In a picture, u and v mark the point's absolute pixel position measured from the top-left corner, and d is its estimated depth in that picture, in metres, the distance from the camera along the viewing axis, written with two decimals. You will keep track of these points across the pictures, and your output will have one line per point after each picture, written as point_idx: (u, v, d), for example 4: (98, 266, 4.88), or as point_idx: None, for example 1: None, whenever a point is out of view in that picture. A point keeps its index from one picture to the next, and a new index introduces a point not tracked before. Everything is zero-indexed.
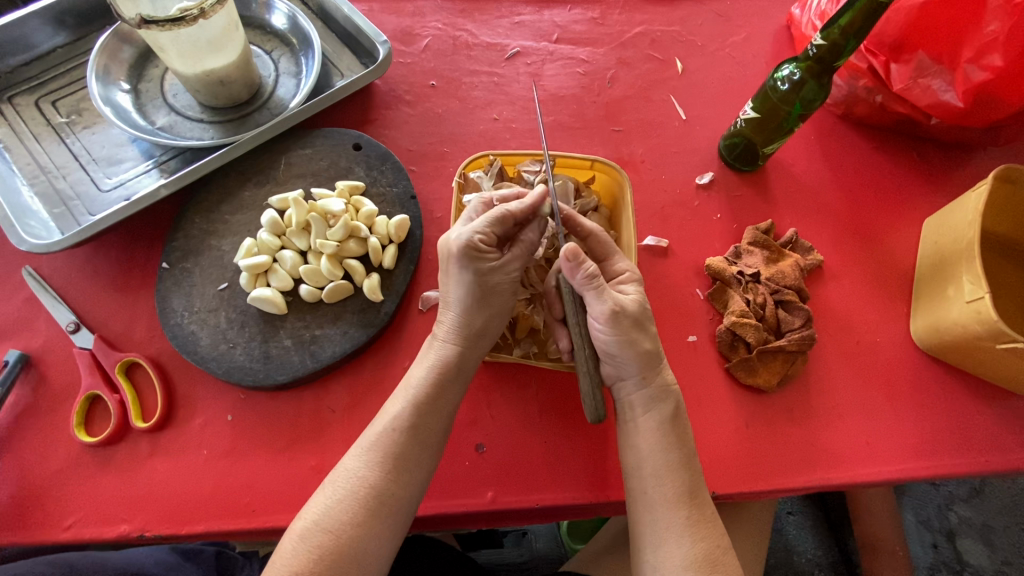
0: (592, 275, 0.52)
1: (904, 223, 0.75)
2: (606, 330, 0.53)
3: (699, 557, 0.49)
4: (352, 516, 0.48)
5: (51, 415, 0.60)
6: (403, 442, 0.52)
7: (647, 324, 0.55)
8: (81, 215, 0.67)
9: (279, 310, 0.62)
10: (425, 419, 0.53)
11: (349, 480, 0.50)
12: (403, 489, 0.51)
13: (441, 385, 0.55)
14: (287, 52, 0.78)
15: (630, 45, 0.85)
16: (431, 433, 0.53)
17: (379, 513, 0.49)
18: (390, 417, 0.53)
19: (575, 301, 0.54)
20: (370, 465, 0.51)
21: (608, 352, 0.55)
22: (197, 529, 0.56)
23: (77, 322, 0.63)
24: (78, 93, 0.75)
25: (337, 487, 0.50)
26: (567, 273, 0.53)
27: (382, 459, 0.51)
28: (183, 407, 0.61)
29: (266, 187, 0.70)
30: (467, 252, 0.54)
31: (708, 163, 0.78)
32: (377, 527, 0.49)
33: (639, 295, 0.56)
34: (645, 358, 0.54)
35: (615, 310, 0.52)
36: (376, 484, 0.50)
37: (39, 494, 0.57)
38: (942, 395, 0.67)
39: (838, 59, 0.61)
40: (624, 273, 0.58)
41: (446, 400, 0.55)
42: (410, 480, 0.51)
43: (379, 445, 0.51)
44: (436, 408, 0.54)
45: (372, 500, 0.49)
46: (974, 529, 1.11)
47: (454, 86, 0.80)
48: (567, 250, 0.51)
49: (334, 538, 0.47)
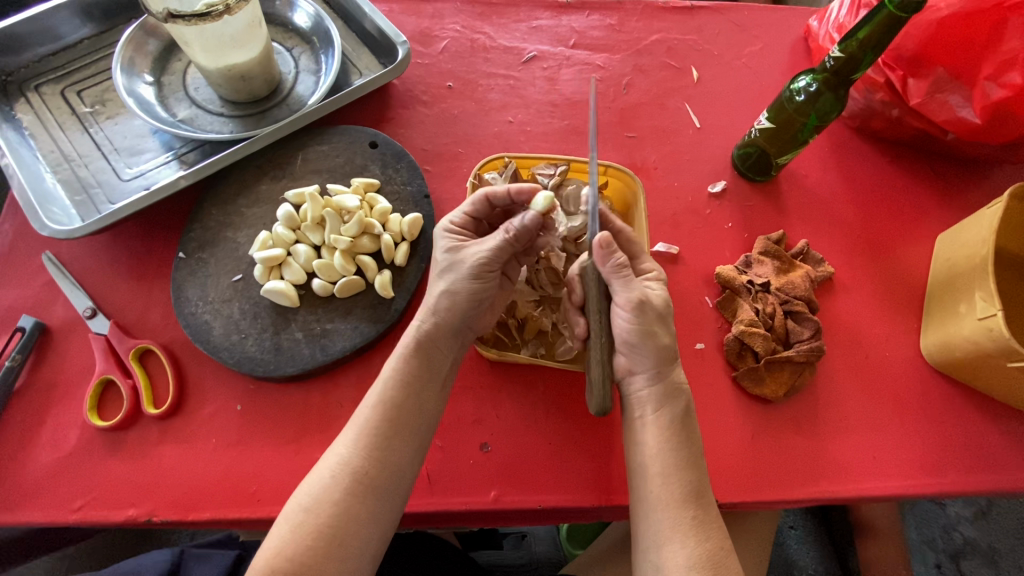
0: (621, 266, 0.54)
1: (916, 238, 0.75)
2: (629, 320, 0.54)
3: (702, 558, 0.49)
4: (334, 497, 0.49)
5: (64, 398, 0.61)
6: (383, 421, 0.52)
7: (669, 322, 0.57)
8: (102, 203, 0.68)
9: (291, 303, 0.63)
10: (404, 398, 0.54)
11: (331, 462, 0.51)
12: (386, 470, 0.51)
13: (415, 368, 0.55)
14: (306, 50, 0.79)
15: (646, 52, 0.85)
16: (408, 414, 0.53)
17: (358, 492, 0.49)
18: (370, 398, 0.54)
19: (601, 288, 0.55)
20: (353, 444, 0.51)
21: (626, 343, 0.56)
22: (202, 516, 0.57)
23: (94, 308, 0.64)
24: (103, 84, 0.76)
25: (321, 469, 0.51)
26: (596, 260, 0.54)
27: (366, 439, 0.51)
28: (193, 395, 0.62)
29: (283, 182, 0.71)
30: (441, 230, 0.59)
31: (720, 172, 0.78)
32: (358, 508, 0.49)
33: (664, 292, 0.57)
34: (662, 352, 0.55)
35: (640, 300, 0.53)
36: (355, 463, 0.50)
37: (50, 476, 0.58)
38: (951, 413, 0.66)
39: (855, 73, 0.61)
40: (650, 271, 0.59)
41: (422, 383, 0.55)
42: (393, 460, 0.52)
43: (361, 426, 0.52)
44: (412, 388, 0.54)
45: (353, 480, 0.50)
46: (980, 551, 1.10)
47: (470, 87, 0.81)
48: (600, 238, 0.52)
49: (315, 517, 0.48)
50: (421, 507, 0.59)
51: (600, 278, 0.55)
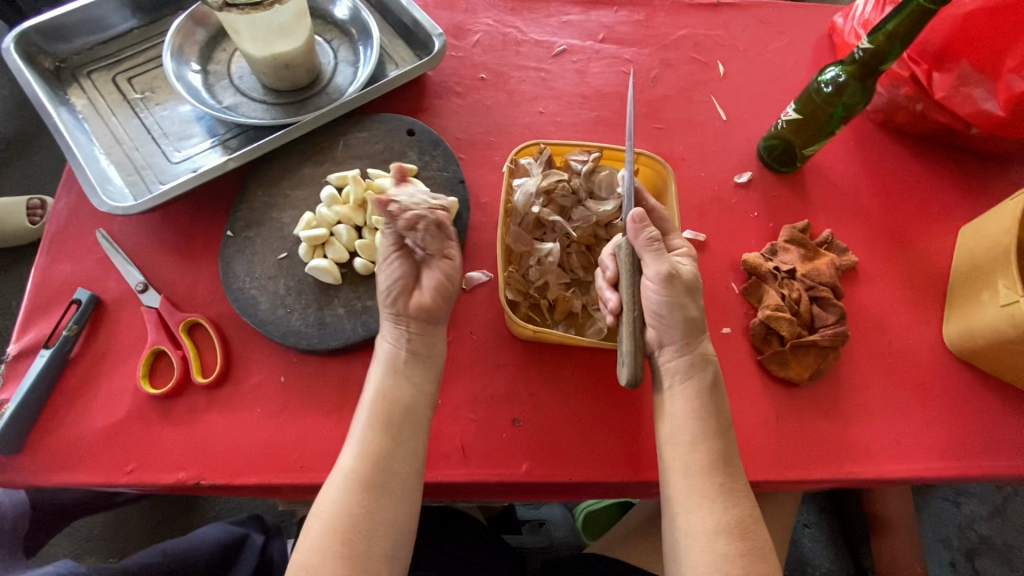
0: (653, 239, 0.57)
1: (939, 230, 0.76)
2: (660, 291, 0.56)
3: (730, 524, 0.51)
4: (354, 501, 0.52)
5: (117, 367, 0.64)
6: (389, 423, 0.55)
7: (699, 296, 0.58)
8: (152, 184, 0.71)
9: (333, 280, 0.65)
10: (401, 398, 0.56)
11: (340, 474, 0.53)
12: (400, 467, 0.54)
13: (405, 367, 0.57)
14: (345, 42, 0.82)
15: (673, 47, 0.87)
16: (405, 415, 0.56)
17: (373, 490, 0.52)
18: (368, 405, 0.56)
19: (632, 261, 0.58)
20: (360, 453, 0.54)
21: (655, 314, 0.57)
22: (248, 481, 0.59)
23: (145, 283, 0.67)
24: (152, 71, 0.80)
25: (332, 481, 0.53)
26: (630, 234, 0.58)
27: (374, 444, 0.54)
28: (239, 367, 0.64)
29: (325, 166, 0.74)
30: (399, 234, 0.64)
31: (746, 163, 0.80)
32: (376, 505, 0.52)
33: (694, 267, 0.60)
34: (690, 324, 0.57)
35: (670, 272, 0.56)
36: (366, 469, 0.53)
37: (104, 440, 0.61)
38: (972, 400, 0.68)
39: (882, 64, 0.63)
40: (681, 247, 0.62)
41: (415, 380, 0.57)
42: (402, 457, 0.54)
43: (365, 432, 0.55)
44: (401, 386, 0.57)
45: (364, 481, 0.52)
46: (995, 549, 1.11)
47: (502, 79, 0.83)
48: (636, 213, 0.57)
49: (340, 521, 0.51)
50: (457, 478, 0.61)
51: (633, 253, 0.58)
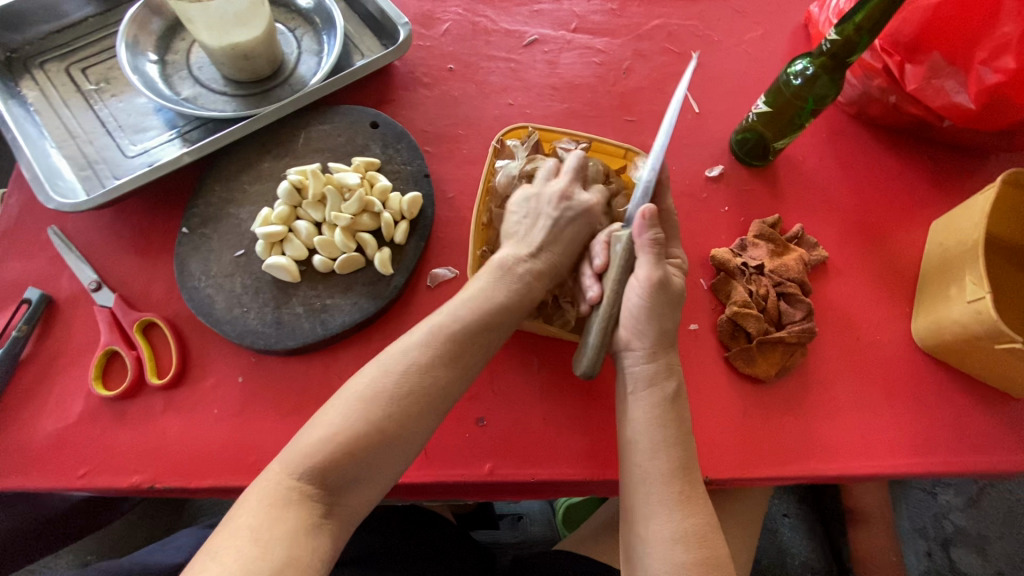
0: (657, 243, 0.56)
1: (911, 224, 0.75)
2: (644, 296, 0.56)
3: (687, 532, 0.50)
4: (396, 412, 0.48)
5: (70, 369, 0.63)
6: (457, 345, 0.52)
7: (678, 309, 0.58)
8: (106, 178, 0.69)
9: (292, 278, 0.64)
10: (478, 324, 0.54)
11: (400, 360, 0.50)
12: (447, 393, 0.51)
13: (502, 293, 0.56)
14: (309, 31, 0.80)
15: (647, 38, 0.86)
16: (485, 335, 0.54)
17: (422, 403, 0.49)
18: (448, 316, 0.53)
19: (626, 262, 0.58)
20: (424, 364, 0.50)
21: (630, 320, 0.57)
22: (204, 484, 0.58)
23: (99, 281, 0.65)
24: (108, 62, 0.77)
25: (388, 363, 0.50)
26: (636, 230, 0.56)
27: (438, 358, 0.51)
28: (196, 367, 0.63)
29: (285, 160, 0.72)
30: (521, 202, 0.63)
31: (718, 156, 0.79)
32: (416, 414, 0.49)
33: (682, 281, 0.60)
34: (663, 333, 0.57)
35: (660, 280, 0.55)
36: (424, 382, 0.50)
37: (56, 443, 0.60)
38: (940, 396, 0.67)
39: (851, 55, 0.62)
40: (676, 259, 0.62)
41: (507, 310, 0.56)
42: (450, 383, 0.51)
43: (433, 346, 0.51)
44: (495, 308, 0.55)
45: (419, 388, 0.50)
46: (969, 539, 1.12)
47: (471, 70, 0.81)
48: (648, 211, 0.55)
49: (373, 412, 0.47)
50: (418, 479, 0.61)
51: (630, 252, 0.58)
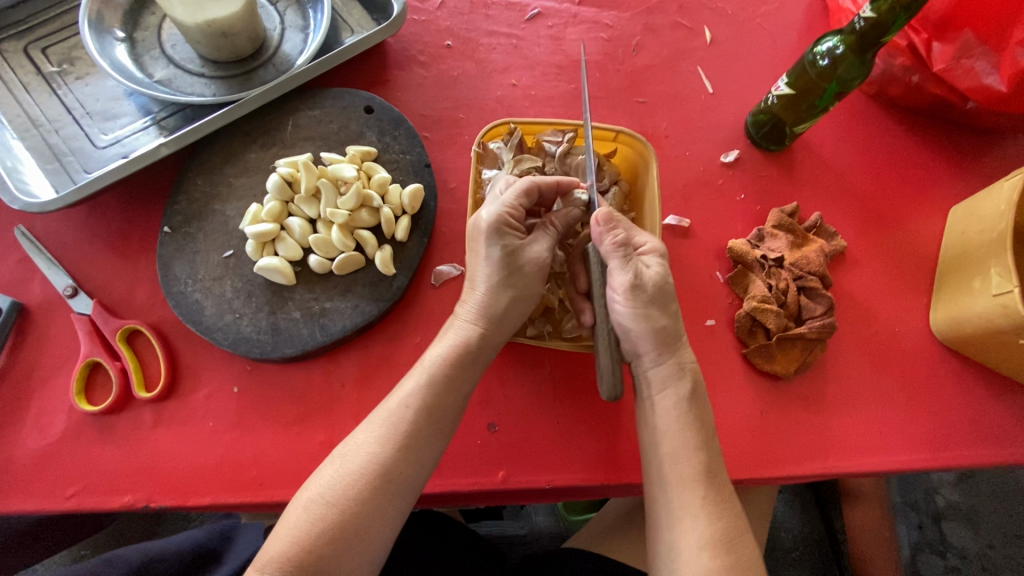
0: (620, 243, 0.53)
1: (930, 211, 0.73)
2: (629, 306, 0.53)
3: (713, 538, 0.48)
4: (357, 493, 0.47)
5: (50, 381, 0.58)
6: (415, 420, 0.50)
7: (669, 301, 0.55)
8: (76, 172, 0.63)
9: (287, 281, 0.60)
10: (439, 393, 0.52)
11: (358, 455, 0.49)
12: (412, 468, 0.49)
13: (460, 365, 0.53)
14: (293, 4, 0.73)
15: (657, 11, 0.80)
16: (445, 411, 0.52)
17: (387, 487, 0.48)
18: (403, 395, 0.52)
19: (601, 269, 0.55)
20: (381, 441, 0.49)
21: (627, 330, 0.55)
22: (202, 502, 0.55)
23: (74, 287, 0.60)
24: (69, 40, 0.70)
25: (346, 461, 0.49)
26: (596, 238, 0.54)
27: (393, 436, 0.49)
28: (188, 377, 0.59)
29: (273, 150, 0.66)
30: (494, 227, 0.54)
31: (733, 140, 0.75)
32: (378, 498, 0.47)
33: (662, 268, 0.54)
34: (663, 335, 0.54)
35: (635, 281, 0.52)
36: (384, 462, 0.48)
37: (40, 461, 0.56)
38: (958, 388, 0.66)
39: (885, 34, 0.57)
40: (645, 243, 0.55)
41: (464, 380, 0.54)
42: (408, 465, 0.49)
43: (392, 423, 0.50)
44: (452, 386, 0.53)
45: (380, 478, 0.48)
46: (961, 513, 1.13)
47: (470, 47, 0.76)
48: (599, 215, 0.53)
49: (340, 510, 0.46)
50: (429, 489, 0.58)
51: (601, 258, 0.55)
